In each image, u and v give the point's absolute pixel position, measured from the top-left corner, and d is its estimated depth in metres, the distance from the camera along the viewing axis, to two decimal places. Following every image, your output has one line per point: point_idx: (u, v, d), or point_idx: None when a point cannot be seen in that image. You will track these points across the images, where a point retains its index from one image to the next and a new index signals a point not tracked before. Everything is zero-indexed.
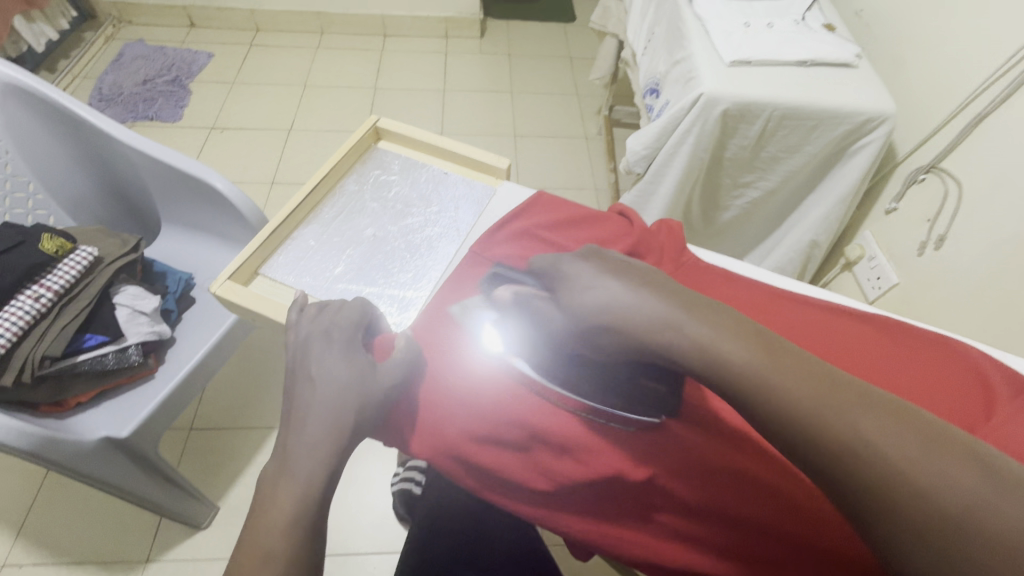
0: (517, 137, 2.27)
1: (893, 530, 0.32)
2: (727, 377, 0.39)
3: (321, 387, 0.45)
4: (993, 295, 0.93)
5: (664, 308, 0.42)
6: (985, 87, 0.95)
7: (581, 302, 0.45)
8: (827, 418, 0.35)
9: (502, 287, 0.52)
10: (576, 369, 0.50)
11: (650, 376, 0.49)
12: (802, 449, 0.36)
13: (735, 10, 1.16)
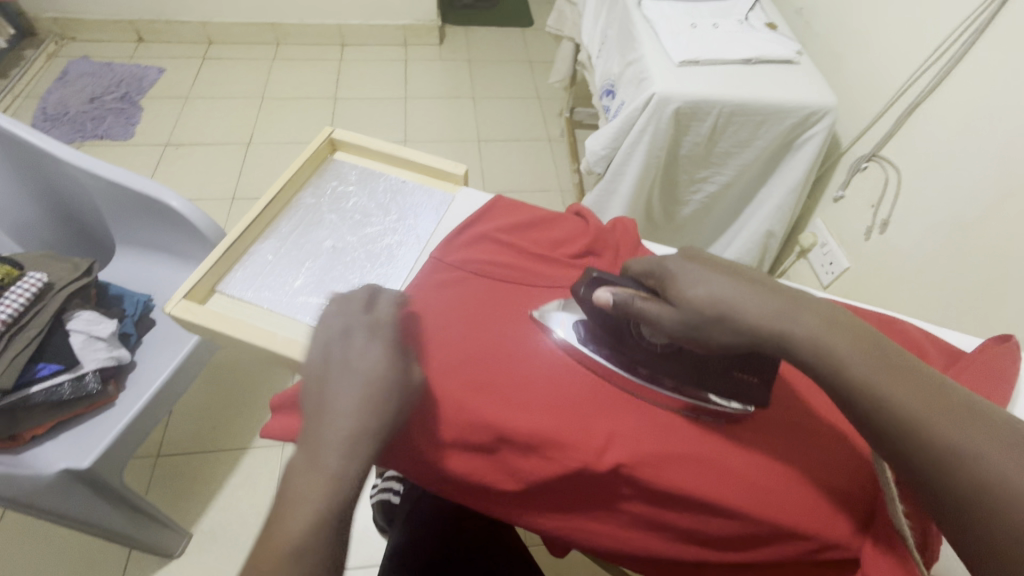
0: (481, 141, 2.28)
1: (993, 531, 0.35)
2: (841, 379, 0.40)
3: (359, 374, 0.44)
4: (934, 274, 0.99)
5: (783, 311, 0.42)
6: (915, 78, 1.01)
7: (694, 302, 0.44)
8: (936, 428, 0.37)
9: (602, 289, 0.50)
10: (671, 361, 0.51)
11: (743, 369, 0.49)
12: (906, 453, 0.38)
13: (682, 12, 1.20)
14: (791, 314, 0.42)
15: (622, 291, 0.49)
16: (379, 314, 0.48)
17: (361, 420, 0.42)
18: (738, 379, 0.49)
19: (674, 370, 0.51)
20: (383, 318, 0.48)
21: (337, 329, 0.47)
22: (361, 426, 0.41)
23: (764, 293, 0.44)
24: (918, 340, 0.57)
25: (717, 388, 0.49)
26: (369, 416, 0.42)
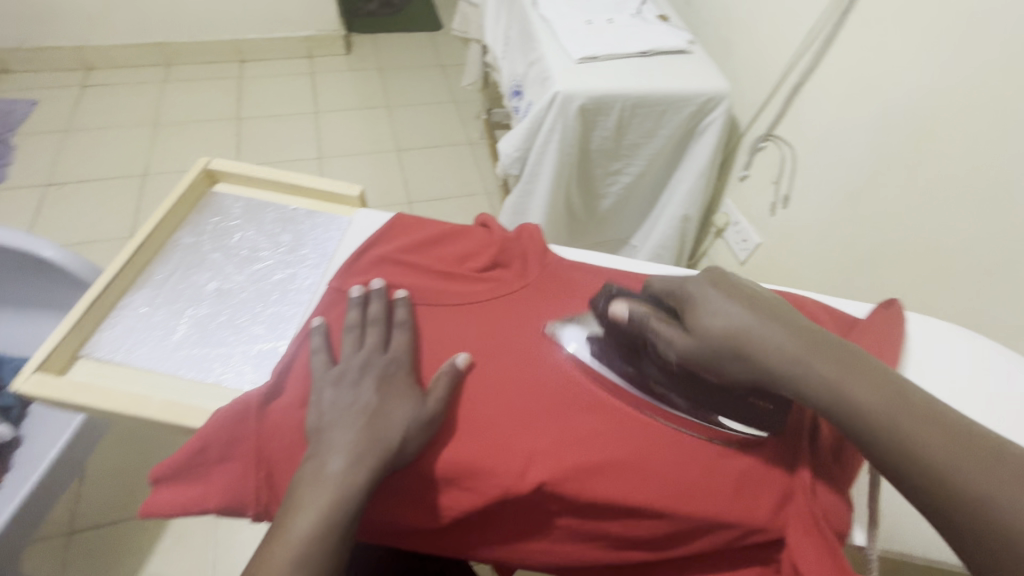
0: (400, 151, 2.22)
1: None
2: (853, 415, 0.40)
3: (383, 402, 0.46)
4: (833, 242, 1.06)
5: (801, 346, 0.42)
6: (797, 60, 1.07)
7: (709, 330, 0.44)
8: (953, 471, 0.36)
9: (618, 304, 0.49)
10: (686, 390, 0.49)
11: (761, 396, 0.48)
12: (921, 492, 0.38)
13: (577, 9, 1.21)
14: (811, 348, 0.42)
15: (640, 308, 0.48)
16: (398, 343, 0.51)
17: (368, 442, 0.43)
18: (757, 403, 0.48)
19: (685, 392, 0.49)
20: (403, 347, 0.50)
21: (356, 363, 0.48)
22: (372, 448, 0.43)
23: (783, 326, 0.44)
24: (816, 316, 0.59)
25: (733, 412, 0.48)
26: (382, 439, 0.44)
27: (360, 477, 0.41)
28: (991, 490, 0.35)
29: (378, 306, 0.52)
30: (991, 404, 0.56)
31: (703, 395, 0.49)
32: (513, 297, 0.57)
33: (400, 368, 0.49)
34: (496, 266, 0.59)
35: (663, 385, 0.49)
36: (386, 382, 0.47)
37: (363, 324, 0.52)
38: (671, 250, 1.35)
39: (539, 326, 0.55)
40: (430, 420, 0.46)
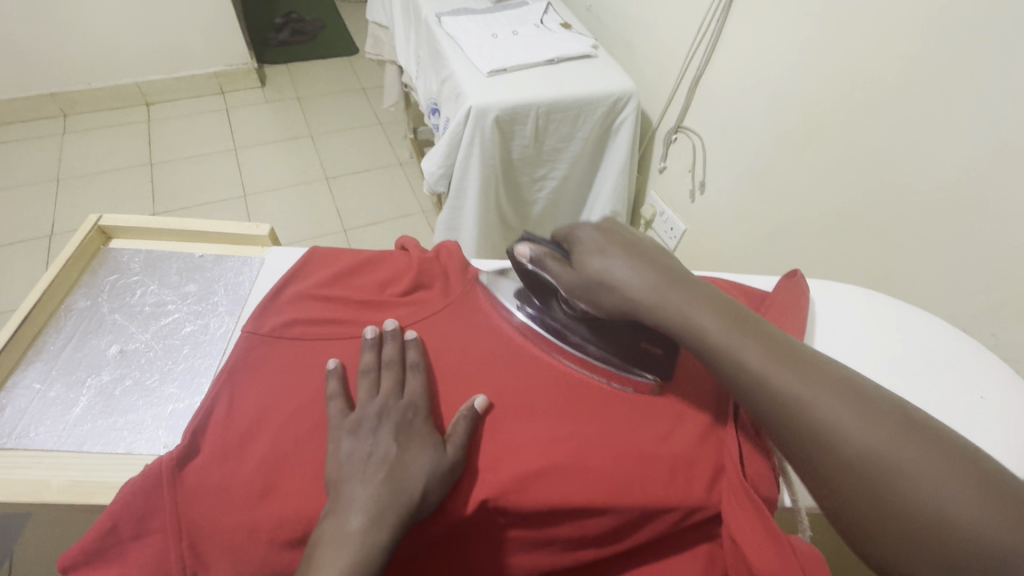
0: (329, 179, 2.17)
1: (879, 522, 0.36)
2: (739, 368, 0.43)
3: (402, 453, 0.44)
4: (749, 221, 1.12)
5: (659, 281, 0.48)
6: (693, 54, 1.13)
7: (587, 269, 0.51)
8: (826, 419, 0.39)
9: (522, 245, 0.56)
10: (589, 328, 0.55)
11: (651, 339, 0.54)
12: (798, 443, 0.40)
13: (482, 23, 1.23)
14: (666, 278, 0.49)
15: (540, 249, 0.55)
16: (413, 386, 0.49)
17: (387, 495, 0.41)
18: (647, 347, 0.54)
19: (602, 340, 0.54)
20: (420, 389, 0.49)
21: (375, 409, 0.47)
22: (393, 500, 0.41)
23: (646, 264, 0.50)
24: None
25: (631, 351, 0.54)
26: (402, 492, 0.41)
27: (380, 533, 0.39)
28: (832, 417, 0.38)
29: (391, 349, 0.51)
30: (891, 354, 0.61)
31: (609, 336, 0.54)
32: (439, 317, 0.57)
33: (418, 412, 0.47)
34: (418, 287, 0.59)
35: (571, 324, 0.55)
36: (405, 429, 0.46)
37: (377, 367, 0.51)
38: None
39: (475, 342, 0.55)
40: (451, 468, 0.44)
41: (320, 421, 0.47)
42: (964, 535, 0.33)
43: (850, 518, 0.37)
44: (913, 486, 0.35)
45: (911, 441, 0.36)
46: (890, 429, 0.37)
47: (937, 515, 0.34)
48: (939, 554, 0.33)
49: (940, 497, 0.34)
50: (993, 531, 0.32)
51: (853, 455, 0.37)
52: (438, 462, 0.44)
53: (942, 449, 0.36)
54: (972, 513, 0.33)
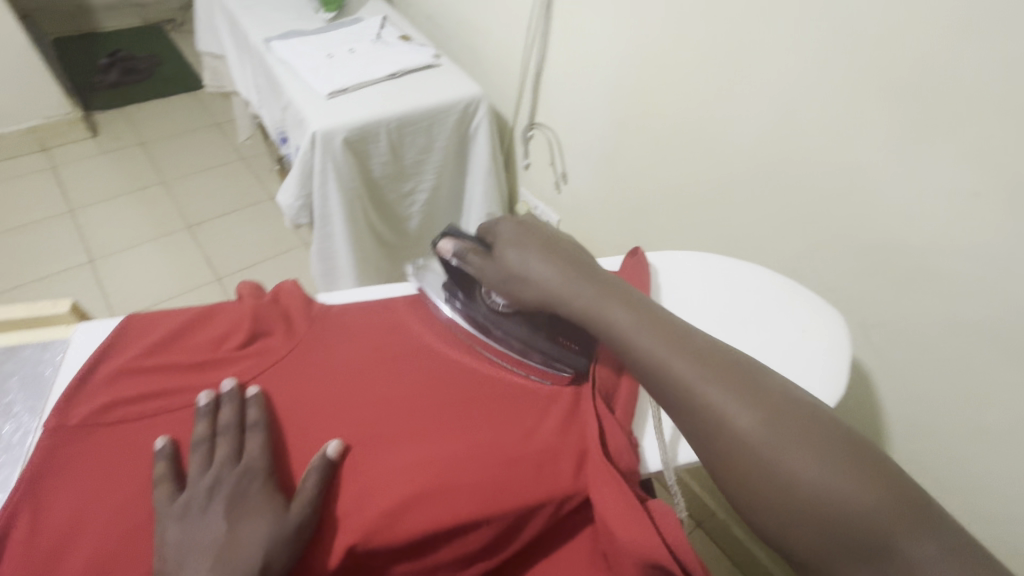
0: (192, 226, 1.99)
1: (773, 502, 0.38)
2: (646, 359, 0.47)
3: (235, 527, 0.40)
4: (610, 203, 1.18)
5: (570, 276, 0.52)
6: (531, 52, 1.18)
7: (504, 262, 0.56)
8: (726, 409, 0.42)
9: (444, 242, 0.61)
10: (509, 323, 0.58)
11: (567, 335, 0.57)
12: (703, 429, 0.43)
13: (315, 44, 1.18)
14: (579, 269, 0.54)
15: (461, 247, 0.60)
16: (253, 448, 0.46)
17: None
18: (564, 343, 0.57)
19: (517, 333, 0.58)
20: (260, 449, 0.46)
21: (206, 483, 0.43)
22: None
23: (560, 259, 0.54)
24: None
25: (552, 353, 0.57)
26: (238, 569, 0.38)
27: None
28: (730, 411, 0.41)
29: (229, 409, 0.48)
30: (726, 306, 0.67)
31: (526, 331, 0.58)
32: (282, 363, 0.53)
33: (257, 475, 0.44)
34: (257, 337, 0.55)
35: (496, 321, 0.59)
36: (242, 496, 0.42)
37: (214, 434, 0.47)
38: None
39: (326, 383, 0.52)
40: (295, 530, 0.41)
41: (148, 510, 0.43)
42: (848, 511, 0.35)
43: (759, 503, 0.39)
44: (804, 471, 0.38)
45: (806, 429, 0.39)
46: (783, 414, 0.40)
47: (826, 494, 0.36)
48: (827, 529, 0.36)
49: (825, 478, 0.37)
50: (882, 511, 0.35)
51: (751, 449, 0.40)
52: (279, 524, 0.41)
53: (834, 441, 0.39)
54: (854, 492, 0.36)
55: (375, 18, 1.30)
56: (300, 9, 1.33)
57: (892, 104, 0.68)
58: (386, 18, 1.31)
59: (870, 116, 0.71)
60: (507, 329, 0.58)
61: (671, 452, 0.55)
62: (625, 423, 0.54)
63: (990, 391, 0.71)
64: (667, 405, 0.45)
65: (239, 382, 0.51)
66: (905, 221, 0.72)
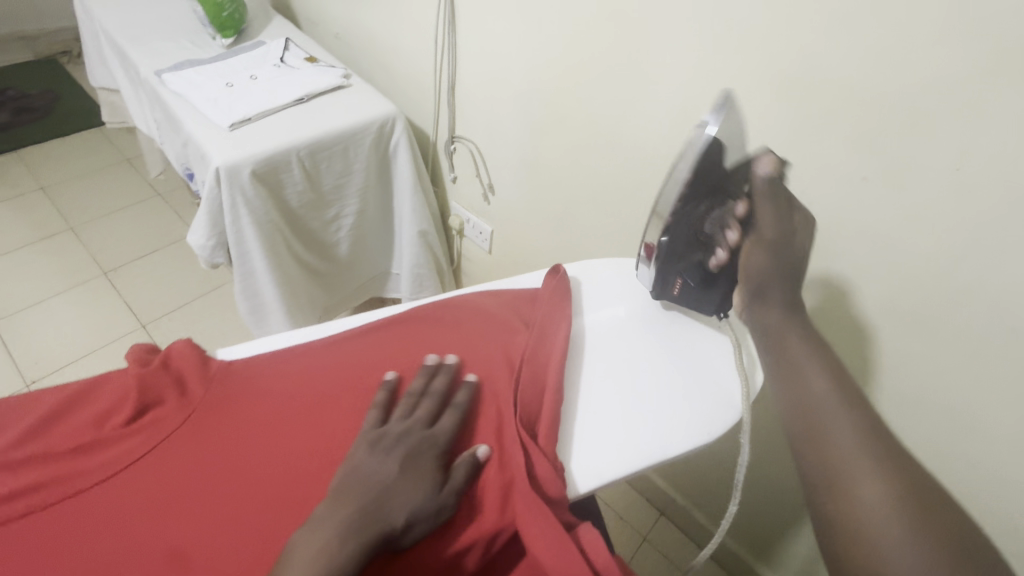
0: (108, 271, 1.85)
1: (840, 518, 0.48)
2: (789, 377, 0.55)
3: (400, 480, 0.47)
4: (539, 209, 1.18)
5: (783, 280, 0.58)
6: (442, 65, 1.16)
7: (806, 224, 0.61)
8: (840, 446, 0.50)
9: (763, 163, 0.58)
10: (686, 234, 0.59)
11: (686, 281, 0.62)
12: (816, 449, 0.51)
13: (212, 74, 1.12)
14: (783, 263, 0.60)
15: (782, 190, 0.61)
16: (446, 421, 0.52)
17: None
18: (677, 282, 0.62)
19: (684, 245, 0.59)
20: (452, 423, 0.52)
21: (399, 431, 0.50)
22: None
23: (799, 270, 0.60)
24: (479, 307, 0.65)
25: (667, 267, 0.61)
26: (384, 522, 0.45)
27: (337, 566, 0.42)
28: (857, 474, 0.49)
29: (444, 375, 0.56)
30: (645, 309, 0.68)
31: (693, 246, 0.60)
32: (175, 437, 0.50)
33: (435, 444, 0.51)
34: (145, 410, 0.51)
35: (695, 220, 0.58)
36: (418, 459, 0.49)
37: (424, 392, 0.55)
38: (427, 267, 1.36)
39: (223, 450, 0.49)
40: (440, 507, 0.47)
41: None
42: (888, 555, 0.45)
43: (827, 514, 0.49)
44: (874, 516, 0.47)
45: (895, 487, 0.47)
46: (888, 473, 0.48)
47: (877, 533, 0.46)
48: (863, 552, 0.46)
49: (884, 526, 0.46)
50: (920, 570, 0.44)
51: (868, 508, 0.47)
52: (434, 494, 0.47)
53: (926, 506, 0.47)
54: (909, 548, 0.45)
55: (276, 41, 1.25)
56: (194, 36, 1.26)
57: (779, 97, 0.71)
58: (288, 40, 1.26)
59: (763, 109, 0.73)
60: (682, 234, 0.58)
61: (602, 474, 0.55)
62: (549, 452, 0.53)
63: (900, 359, 0.75)
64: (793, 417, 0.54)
65: (124, 465, 0.48)
66: (805, 207, 0.75)
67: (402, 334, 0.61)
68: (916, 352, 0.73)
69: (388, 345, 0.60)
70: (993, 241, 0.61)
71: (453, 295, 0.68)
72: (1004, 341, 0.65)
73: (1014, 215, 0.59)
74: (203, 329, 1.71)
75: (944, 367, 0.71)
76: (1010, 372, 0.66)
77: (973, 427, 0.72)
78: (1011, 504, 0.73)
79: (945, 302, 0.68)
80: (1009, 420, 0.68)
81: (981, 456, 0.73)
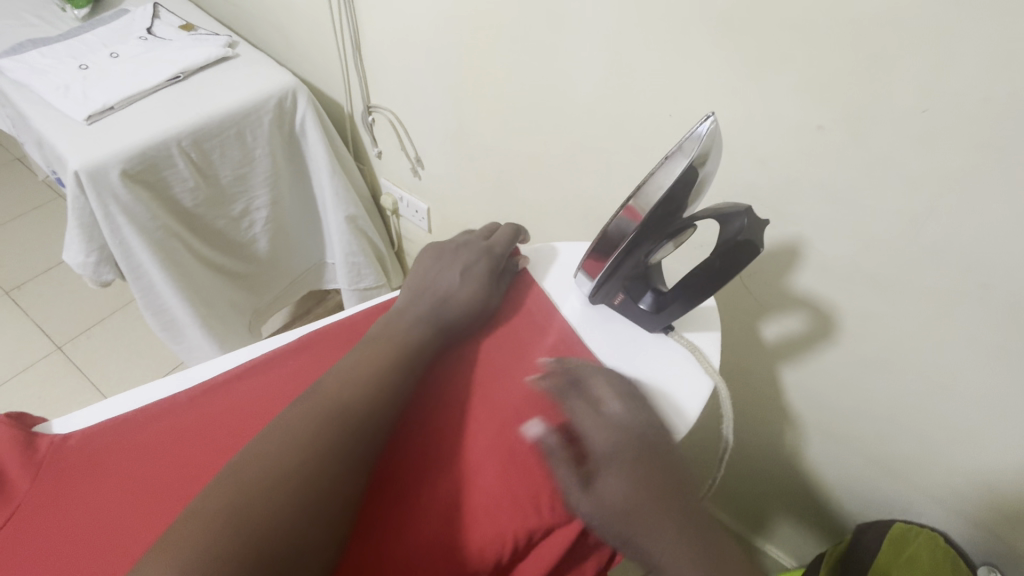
0: (9, 291, 1.65)
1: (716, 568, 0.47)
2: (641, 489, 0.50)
3: (464, 279, 0.59)
4: (475, 180, 1.05)
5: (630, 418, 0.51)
6: (342, 23, 1.00)
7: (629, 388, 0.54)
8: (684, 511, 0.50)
9: (644, 303, 0.57)
10: (634, 255, 0.52)
11: (626, 298, 0.57)
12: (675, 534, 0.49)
13: (61, 54, 0.93)
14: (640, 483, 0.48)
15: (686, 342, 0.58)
16: (496, 240, 0.64)
17: None
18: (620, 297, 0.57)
19: (626, 266, 0.54)
20: (501, 242, 0.64)
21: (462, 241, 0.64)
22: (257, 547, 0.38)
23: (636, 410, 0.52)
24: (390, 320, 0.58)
25: (606, 281, 0.56)
26: (450, 303, 0.57)
27: (411, 338, 0.54)
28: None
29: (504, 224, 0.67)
30: (583, 304, 0.61)
31: (636, 268, 0.54)
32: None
33: (490, 256, 0.62)
34: None
35: (643, 247, 0.52)
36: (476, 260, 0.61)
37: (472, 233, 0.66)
38: (362, 255, 1.24)
39: (47, 565, 0.40)
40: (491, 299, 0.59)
41: None
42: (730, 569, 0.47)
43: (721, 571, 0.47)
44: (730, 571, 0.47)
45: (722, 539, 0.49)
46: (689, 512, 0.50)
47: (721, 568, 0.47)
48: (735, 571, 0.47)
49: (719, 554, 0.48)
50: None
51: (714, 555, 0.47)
52: (483, 289, 0.59)
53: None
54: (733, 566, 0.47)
55: (142, 7, 1.05)
56: (40, 10, 1.05)
57: (718, 39, 0.60)
58: (157, 5, 1.06)
59: (701, 52, 0.62)
60: (627, 256, 0.52)
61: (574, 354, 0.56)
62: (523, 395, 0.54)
63: (863, 322, 0.69)
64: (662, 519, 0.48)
65: None
66: (754, 164, 0.66)
67: (287, 374, 0.53)
68: (882, 314, 0.67)
69: (267, 389, 0.51)
70: (961, 190, 0.54)
71: (353, 313, 0.59)
72: (976, 296, 0.59)
73: (986, 160, 0.51)
74: (129, 344, 1.55)
75: (910, 327, 0.66)
76: (980, 329, 0.61)
77: (941, 387, 0.68)
78: (980, 459, 0.70)
79: (910, 260, 0.61)
80: (978, 377, 0.64)
81: (949, 415, 0.69)
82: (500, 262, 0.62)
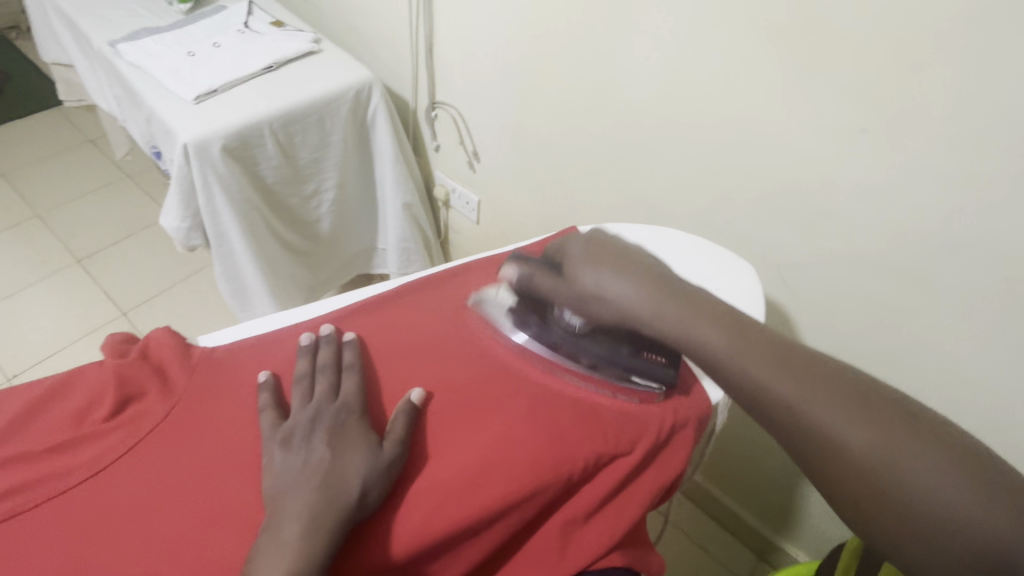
0: (81, 259, 1.78)
1: (841, 475, 0.40)
2: (718, 354, 0.47)
3: (336, 455, 0.46)
4: (527, 174, 1.13)
5: (649, 299, 0.51)
6: (417, 25, 1.10)
7: (581, 281, 0.54)
8: (783, 401, 0.43)
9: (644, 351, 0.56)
10: (578, 344, 0.56)
11: (650, 353, 0.56)
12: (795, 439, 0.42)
13: (170, 42, 1.05)
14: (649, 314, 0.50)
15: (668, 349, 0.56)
16: (349, 386, 0.52)
17: None
18: (649, 355, 0.56)
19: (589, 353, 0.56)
20: (354, 389, 0.52)
21: (306, 417, 0.49)
22: None
23: (625, 278, 0.53)
24: (468, 279, 0.67)
25: (636, 368, 0.55)
26: (339, 494, 0.44)
27: (315, 550, 0.41)
28: (833, 429, 0.40)
29: (338, 351, 0.55)
30: None
31: (604, 350, 0.55)
32: (162, 428, 0.49)
33: (351, 410, 0.50)
34: (129, 401, 0.50)
35: (565, 339, 0.56)
36: (341, 421, 0.49)
37: (314, 371, 0.54)
38: (414, 241, 1.32)
39: (202, 446, 0.49)
40: (388, 463, 0.47)
41: None
42: (859, 464, 0.39)
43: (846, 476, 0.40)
44: (856, 452, 0.39)
45: (827, 395, 0.42)
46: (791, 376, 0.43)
47: (838, 447, 0.40)
48: (852, 468, 0.39)
49: (840, 435, 0.40)
50: (898, 463, 0.38)
51: (814, 414, 0.41)
52: (369, 445, 0.47)
53: (942, 437, 0.39)
54: (841, 441, 0.40)
55: (238, 4, 1.16)
56: (149, 3, 1.17)
57: (773, 50, 0.68)
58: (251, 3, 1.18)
59: (755, 59, 0.70)
60: (576, 352, 0.56)
61: (536, 426, 0.51)
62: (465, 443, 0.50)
63: (895, 314, 0.75)
64: (730, 361, 0.46)
65: (114, 456, 0.47)
66: (800, 163, 0.73)
67: (387, 316, 0.61)
68: (911, 308, 0.73)
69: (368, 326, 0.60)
70: (989, 190, 0.60)
71: (432, 271, 0.69)
72: (1003, 292, 0.64)
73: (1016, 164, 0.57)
74: (186, 315, 1.66)
75: (940, 320, 0.71)
76: (1006, 322, 0.66)
77: (968, 379, 0.72)
78: (1002, 452, 0.74)
79: (943, 256, 0.67)
80: (1001, 368, 0.69)
81: (975, 408, 0.74)
82: (368, 416, 0.50)
